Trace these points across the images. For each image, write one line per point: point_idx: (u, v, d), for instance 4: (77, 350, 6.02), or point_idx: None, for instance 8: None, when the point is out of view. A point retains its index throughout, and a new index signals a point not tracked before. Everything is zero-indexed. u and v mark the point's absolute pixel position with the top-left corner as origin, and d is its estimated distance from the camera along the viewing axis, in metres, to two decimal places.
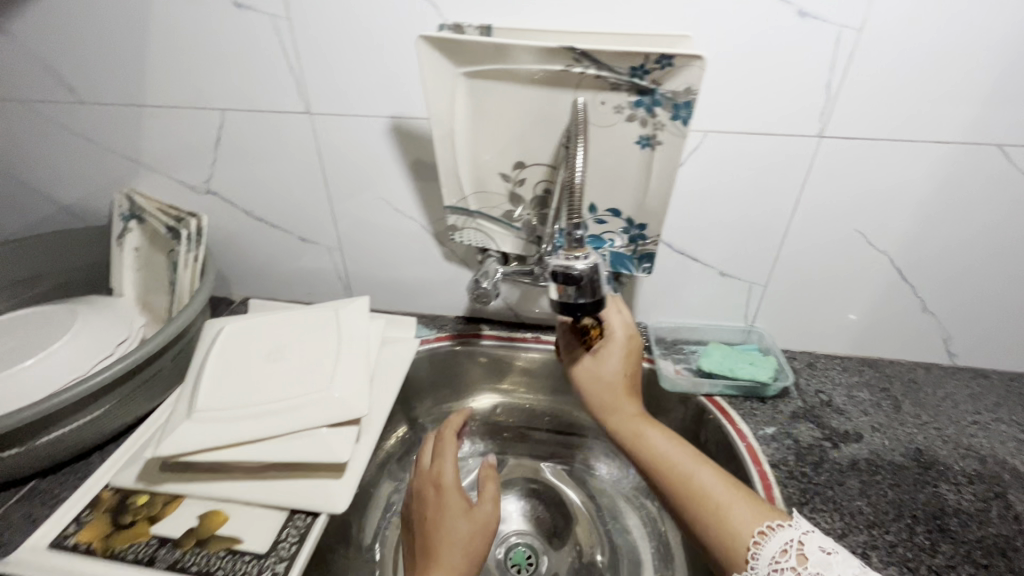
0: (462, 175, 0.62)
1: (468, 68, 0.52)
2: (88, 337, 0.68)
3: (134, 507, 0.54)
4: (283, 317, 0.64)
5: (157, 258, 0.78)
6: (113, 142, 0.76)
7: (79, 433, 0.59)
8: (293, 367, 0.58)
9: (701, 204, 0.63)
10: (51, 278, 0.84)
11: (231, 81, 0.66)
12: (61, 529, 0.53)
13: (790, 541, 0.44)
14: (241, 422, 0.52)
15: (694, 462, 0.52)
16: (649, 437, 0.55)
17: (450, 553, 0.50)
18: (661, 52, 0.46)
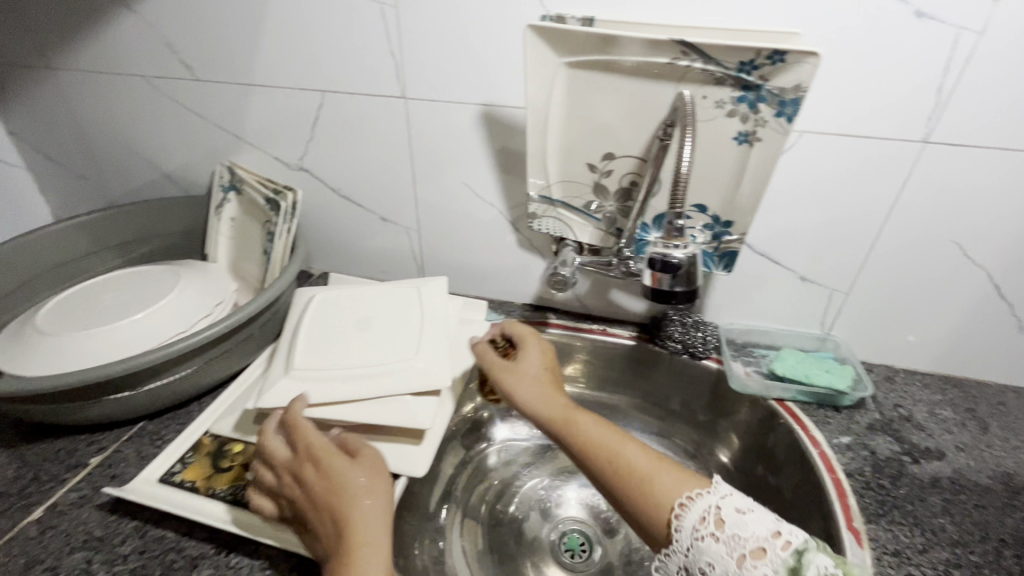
0: (550, 164, 0.63)
1: (571, 58, 0.54)
2: (190, 296, 0.72)
3: (231, 454, 0.59)
4: (371, 290, 0.68)
5: (249, 229, 0.83)
6: (220, 118, 0.82)
7: (183, 383, 0.64)
8: (380, 337, 0.61)
9: (789, 205, 0.62)
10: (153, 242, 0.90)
11: (335, 64, 0.70)
12: (168, 467, 0.57)
13: (707, 508, 0.43)
14: (335, 383, 0.55)
15: (621, 439, 0.52)
16: (581, 421, 0.55)
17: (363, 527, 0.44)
18: (774, 48, 0.46)
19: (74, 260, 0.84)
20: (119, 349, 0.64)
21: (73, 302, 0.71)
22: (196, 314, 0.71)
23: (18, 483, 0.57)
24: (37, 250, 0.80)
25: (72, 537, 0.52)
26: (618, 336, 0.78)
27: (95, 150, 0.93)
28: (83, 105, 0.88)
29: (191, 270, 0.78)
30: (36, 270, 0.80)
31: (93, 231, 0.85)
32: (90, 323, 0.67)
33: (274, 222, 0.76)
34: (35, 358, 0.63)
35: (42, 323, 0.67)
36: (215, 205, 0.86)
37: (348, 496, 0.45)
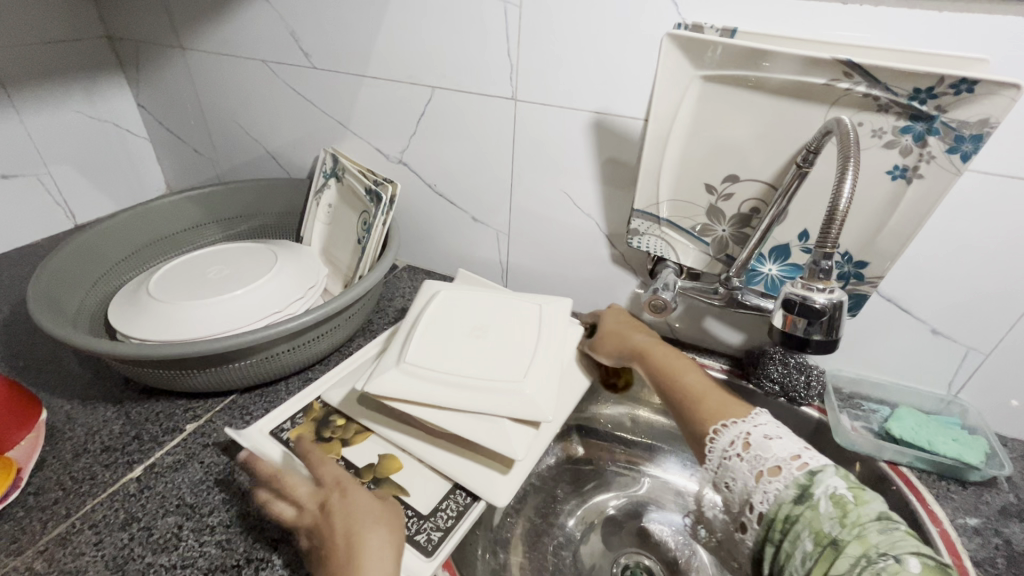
0: (664, 181, 0.60)
1: (709, 72, 0.50)
2: (287, 278, 0.75)
3: (333, 426, 0.61)
4: (491, 298, 0.68)
5: (342, 215, 0.85)
6: (330, 106, 0.84)
7: (274, 363, 0.66)
8: (492, 350, 0.59)
9: (934, 251, 0.56)
10: (253, 219, 0.94)
11: (450, 61, 0.70)
12: (280, 423, 0.61)
13: (740, 433, 0.49)
14: (437, 387, 0.55)
15: (688, 369, 0.58)
16: (654, 350, 0.62)
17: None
18: (961, 76, 0.40)
19: (184, 230, 0.89)
20: (220, 323, 0.67)
21: (182, 271, 0.75)
22: (291, 296, 0.73)
23: (122, 440, 0.60)
24: (153, 218, 0.85)
25: (166, 500, 0.54)
26: (707, 367, 0.73)
27: (211, 128, 0.99)
28: (206, 85, 0.93)
29: (288, 251, 0.81)
30: (150, 237, 0.86)
31: (202, 204, 0.90)
32: (196, 294, 0.70)
33: (371, 213, 0.77)
34: (146, 322, 0.66)
35: (154, 288, 0.71)
36: (316, 189, 0.88)
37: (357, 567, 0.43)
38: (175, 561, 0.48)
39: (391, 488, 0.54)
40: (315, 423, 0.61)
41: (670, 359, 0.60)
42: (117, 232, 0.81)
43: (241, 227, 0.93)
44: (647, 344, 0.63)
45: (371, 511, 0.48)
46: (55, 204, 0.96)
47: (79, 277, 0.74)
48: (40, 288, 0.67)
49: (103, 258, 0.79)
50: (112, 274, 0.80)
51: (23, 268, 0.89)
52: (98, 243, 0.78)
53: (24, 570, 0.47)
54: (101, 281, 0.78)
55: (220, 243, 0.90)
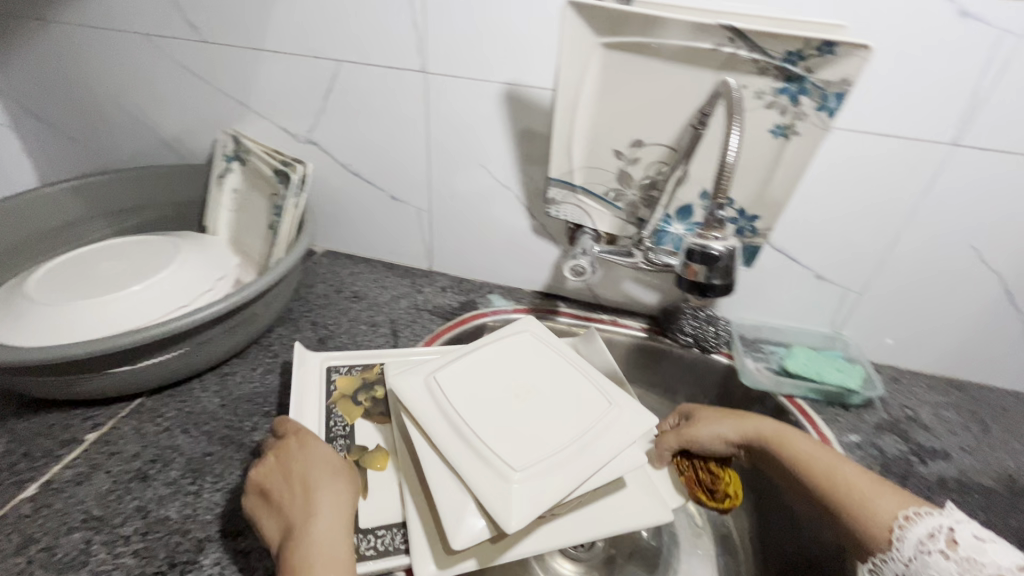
0: (576, 149, 0.61)
1: (610, 39, 0.52)
2: (191, 270, 0.70)
3: (370, 395, 0.62)
4: (560, 370, 0.57)
5: (249, 201, 0.80)
6: (226, 84, 0.78)
7: (185, 360, 0.61)
8: (524, 421, 0.51)
9: (813, 204, 0.62)
10: (147, 211, 0.86)
11: (355, 33, 0.67)
12: (344, 362, 0.66)
13: (939, 526, 0.43)
14: (441, 417, 0.50)
15: (835, 458, 0.52)
16: (785, 437, 0.56)
17: (329, 554, 0.42)
18: (823, 39, 0.45)
19: (64, 227, 0.80)
20: (117, 322, 0.61)
21: (66, 270, 0.68)
22: (198, 288, 0.68)
23: (9, 459, 0.54)
24: (24, 214, 0.76)
25: (69, 516, 0.49)
26: (628, 327, 0.78)
27: (89, 112, 0.89)
28: (78, 64, 0.84)
29: (192, 242, 0.75)
30: (24, 235, 0.76)
31: (85, 196, 0.81)
32: (86, 294, 0.63)
33: (281, 195, 0.73)
34: (26, 327, 0.59)
35: (34, 290, 0.64)
36: (217, 174, 0.82)
37: (313, 518, 0.44)
38: None
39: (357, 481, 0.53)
40: (360, 381, 0.64)
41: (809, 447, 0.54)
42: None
43: (134, 220, 0.85)
44: (779, 431, 0.56)
45: (332, 466, 0.49)
46: None
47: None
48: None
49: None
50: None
51: None
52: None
53: None
54: None
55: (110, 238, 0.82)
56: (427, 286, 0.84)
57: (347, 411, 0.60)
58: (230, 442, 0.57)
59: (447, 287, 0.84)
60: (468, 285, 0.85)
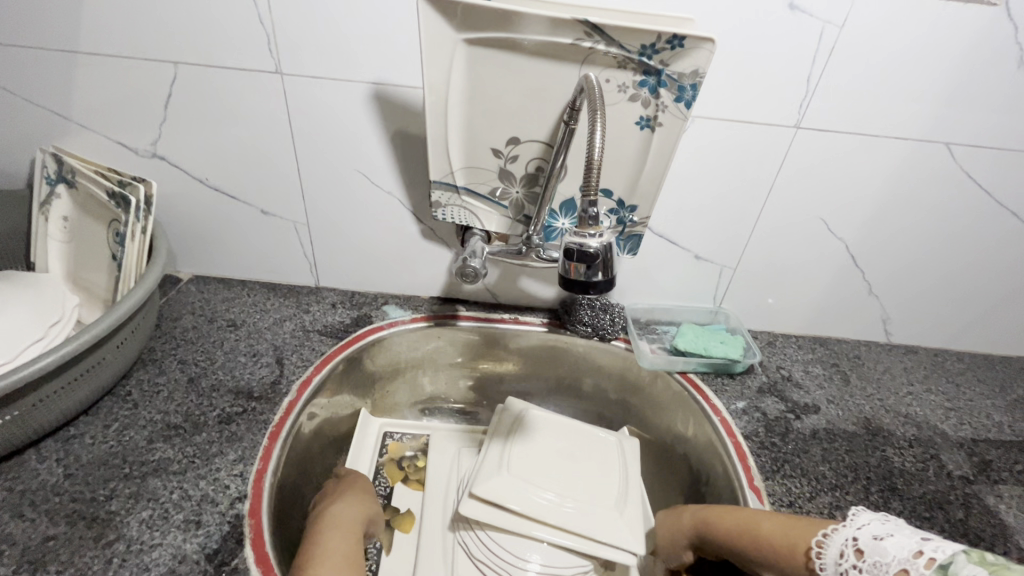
0: (454, 149, 0.59)
1: (470, 35, 0.50)
2: (11, 318, 0.58)
3: (415, 464, 0.72)
4: (613, 462, 0.68)
5: (85, 229, 0.69)
6: (35, 93, 0.66)
7: (9, 430, 0.51)
8: (562, 460, 0.67)
9: (684, 191, 0.65)
10: None
11: (189, 30, 0.59)
12: (400, 428, 0.75)
13: (846, 541, 0.43)
14: (530, 414, 0.72)
15: (752, 516, 0.50)
16: (713, 514, 0.53)
17: (343, 532, 0.51)
18: (673, 33, 0.47)
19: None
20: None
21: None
22: (23, 339, 0.57)
23: None
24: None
25: None
26: (530, 323, 0.78)
27: None
28: None
29: (11, 286, 0.63)
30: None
31: None
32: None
33: (122, 219, 0.63)
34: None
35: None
36: (40, 201, 0.70)
37: (336, 505, 0.54)
38: None
39: (389, 539, 0.63)
40: (408, 447, 0.73)
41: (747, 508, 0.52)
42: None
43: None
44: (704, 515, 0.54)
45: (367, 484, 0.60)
46: None
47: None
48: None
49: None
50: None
51: None
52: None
53: None
54: None
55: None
56: (315, 304, 0.77)
57: (390, 475, 0.70)
58: (78, 517, 0.48)
59: (338, 302, 0.78)
60: (360, 297, 0.80)
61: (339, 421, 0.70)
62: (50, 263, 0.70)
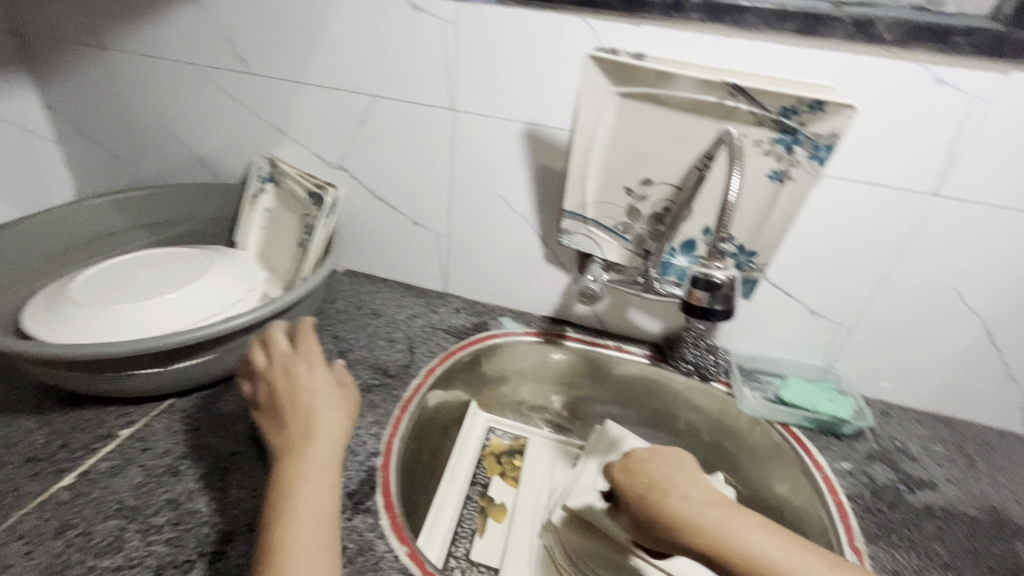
0: (590, 184, 0.67)
1: (625, 89, 0.59)
2: (224, 279, 0.74)
3: (511, 462, 0.79)
4: None
5: (280, 219, 0.85)
6: (266, 111, 0.84)
7: (213, 365, 0.64)
8: None
9: (806, 244, 0.68)
10: (182, 227, 0.91)
11: (390, 72, 0.74)
12: (501, 429, 0.84)
13: None
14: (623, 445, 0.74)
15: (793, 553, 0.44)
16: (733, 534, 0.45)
17: (319, 471, 0.49)
18: (814, 98, 0.51)
19: (104, 235, 0.85)
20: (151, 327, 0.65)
21: (107, 273, 0.72)
22: (228, 299, 0.72)
23: (47, 449, 0.57)
24: (68, 222, 0.81)
25: (104, 505, 0.52)
26: (631, 353, 0.83)
27: (134, 131, 0.96)
28: (128, 87, 0.91)
29: (224, 255, 0.79)
30: (67, 241, 0.81)
31: (125, 208, 0.86)
32: (124, 298, 0.67)
33: (314, 215, 0.78)
34: (71, 325, 0.64)
35: (77, 291, 0.68)
36: (251, 194, 0.88)
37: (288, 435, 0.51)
38: (122, 561, 0.47)
39: (481, 523, 0.70)
40: (507, 447, 0.81)
41: (764, 547, 0.44)
42: (28, 238, 0.77)
43: (168, 233, 0.90)
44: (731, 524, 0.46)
45: (331, 395, 0.55)
46: None
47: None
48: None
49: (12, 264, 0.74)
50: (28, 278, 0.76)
51: None
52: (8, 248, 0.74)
53: None
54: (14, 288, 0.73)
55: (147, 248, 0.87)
56: (442, 307, 0.88)
57: (489, 466, 0.78)
58: (254, 442, 0.60)
59: (460, 308, 0.88)
60: (479, 307, 0.89)
61: (450, 412, 0.79)
62: (247, 241, 0.87)
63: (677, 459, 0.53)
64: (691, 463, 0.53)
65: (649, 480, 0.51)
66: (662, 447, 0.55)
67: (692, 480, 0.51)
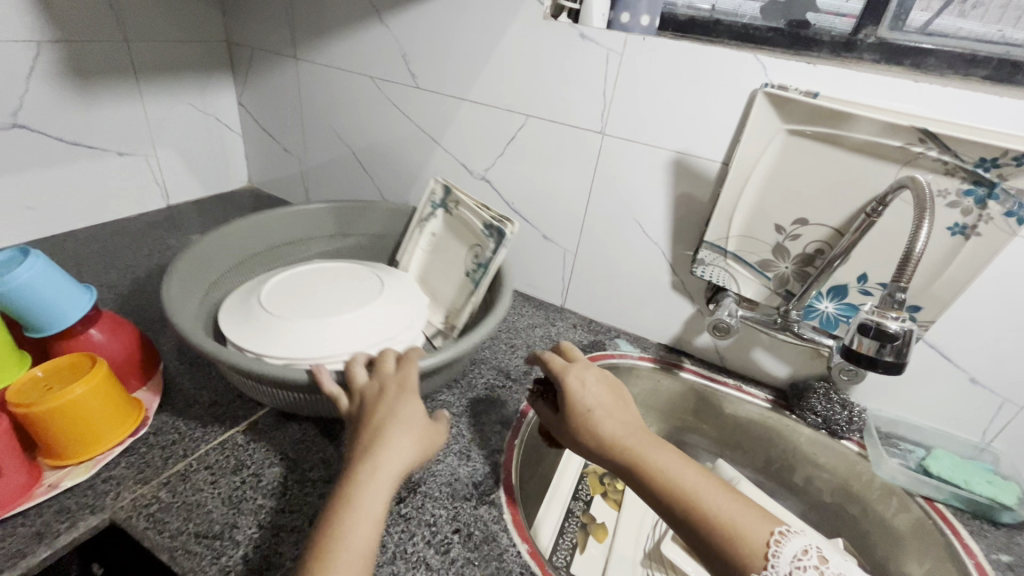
0: (738, 217, 0.67)
1: (793, 126, 0.58)
2: (396, 304, 0.68)
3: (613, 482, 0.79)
4: None
5: (447, 246, 0.82)
6: (425, 122, 0.93)
7: None
8: None
9: (978, 308, 0.62)
10: (353, 238, 0.92)
11: (548, 94, 0.79)
12: None
13: (811, 544, 0.43)
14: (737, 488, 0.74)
15: (696, 477, 0.48)
16: (649, 452, 0.50)
17: (374, 499, 0.44)
18: (1022, 151, 0.48)
19: (288, 243, 0.88)
20: (329, 343, 0.60)
21: (288, 280, 0.72)
22: (399, 324, 0.65)
23: (227, 396, 0.66)
24: (261, 228, 0.83)
25: (271, 453, 0.59)
26: (751, 394, 0.80)
27: (307, 130, 1.09)
28: (310, 92, 1.04)
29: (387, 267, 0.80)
30: (259, 246, 0.83)
31: (307, 218, 0.88)
32: (305, 311, 0.64)
33: (488, 250, 0.73)
34: (254, 332, 0.61)
35: (263, 296, 0.67)
36: (420, 218, 0.86)
37: (362, 458, 0.47)
38: (284, 505, 0.54)
39: (582, 539, 0.70)
40: None
41: (677, 467, 0.48)
42: (231, 239, 0.79)
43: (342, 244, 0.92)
44: (641, 443, 0.51)
45: (410, 424, 0.50)
46: (153, 183, 1.07)
47: (198, 280, 0.72)
48: (170, 293, 0.64)
49: (216, 264, 0.76)
50: (226, 277, 0.78)
51: (118, 239, 0.99)
52: (213, 249, 0.76)
53: (151, 498, 0.52)
54: (213, 289, 0.75)
55: (327, 257, 0.89)
56: (560, 320, 0.91)
57: (592, 485, 0.78)
58: None
59: (577, 324, 0.90)
60: (596, 325, 0.90)
61: None
62: (411, 264, 0.85)
63: (616, 386, 0.58)
64: (629, 396, 0.57)
65: (595, 398, 0.55)
66: (599, 366, 0.60)
67: (628, 410, 0.55)
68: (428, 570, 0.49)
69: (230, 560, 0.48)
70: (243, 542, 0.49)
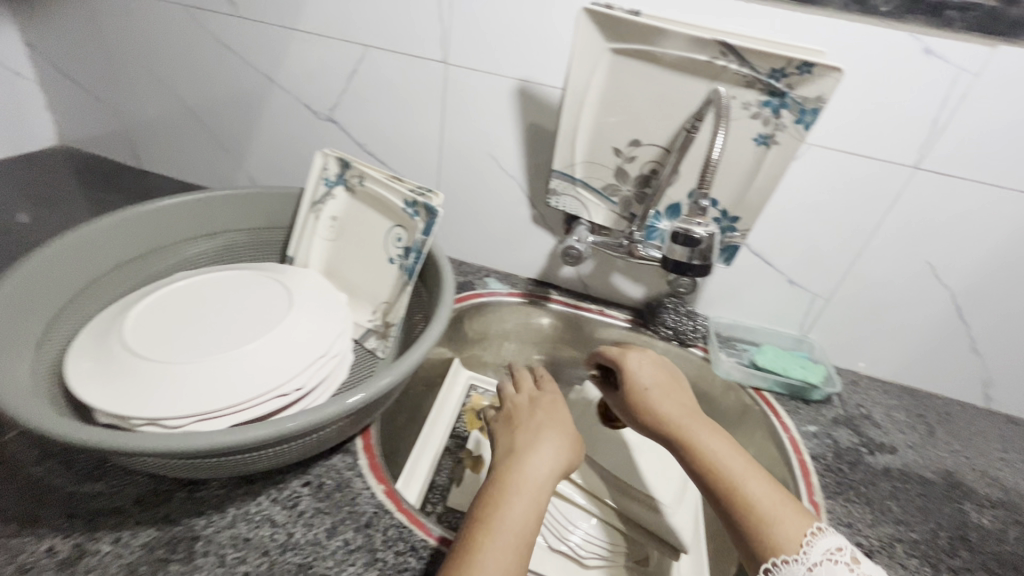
0: (579, 143, 0.67)
1: (617, 44, 0.58)
2: (310, 320, 0.60)
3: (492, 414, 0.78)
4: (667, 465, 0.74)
5: (352, 232, 0.72)
6: (255, 58, 0.83)
7: (313, 443, 0.50)
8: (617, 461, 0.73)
9: (787, 214, 0.69)
10: (223, 238, 0.75)
11: (382, 21, 0.73)
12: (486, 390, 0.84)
13: (845, 545, 0.44)
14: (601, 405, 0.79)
15: (749, 471, 0.49)
16: (696, 437, 0.52)
17: (515, 524, 0.43)
18: (803, 60, 0.52)
19: (136, 259, 0.68)
20: (236, 383, 0.51)
21: (163, 312, 0.59)
22: (324, 337, 0.58)
23: None
24: (93, 246, 0.63)
25: None
26: (614, 317, 0.84)
27: (118, 73, 0.93)
28: (114, 25, 0.88)
29: (279, 268, 0.69)
30: (101, 268, 0.65)
31: (162, 221, 0.70)
32: (199, 350, 0.54)
33: (416, 233, 0.66)
34: (125, 383, 0.50)
35: (129, 336, 0.55)
36: (314, 200, 0.73)
37: (516, 469, 0.48)
38: (103, 488, 0.48)
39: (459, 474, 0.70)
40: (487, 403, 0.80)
41: (724, 453, 0.50)
42: (54, 269, 0.59)
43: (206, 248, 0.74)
44: (691, 427, 0.53)
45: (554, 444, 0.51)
46: None
47: (21, 338, 0.53)
48: None
49: (40, 305, 0.57)
50: (60, 318, 0.59)
51: None
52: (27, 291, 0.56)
53: None
54: (49, 335, 0.57)
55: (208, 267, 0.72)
56: None
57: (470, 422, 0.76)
58: None
59: None
60: (466, 267, 0.90)
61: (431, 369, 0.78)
62: (311, 257, 0.74)
63: (672, 374, 0.62)
64: (687, 386, 0.61)
65: (648, 380, 0.60)
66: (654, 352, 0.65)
67: (683, 395, 0.59)
68: (274, 526, 0.48)
69: (32, 556, 0.43)
70: (48, 535, 0.44)
